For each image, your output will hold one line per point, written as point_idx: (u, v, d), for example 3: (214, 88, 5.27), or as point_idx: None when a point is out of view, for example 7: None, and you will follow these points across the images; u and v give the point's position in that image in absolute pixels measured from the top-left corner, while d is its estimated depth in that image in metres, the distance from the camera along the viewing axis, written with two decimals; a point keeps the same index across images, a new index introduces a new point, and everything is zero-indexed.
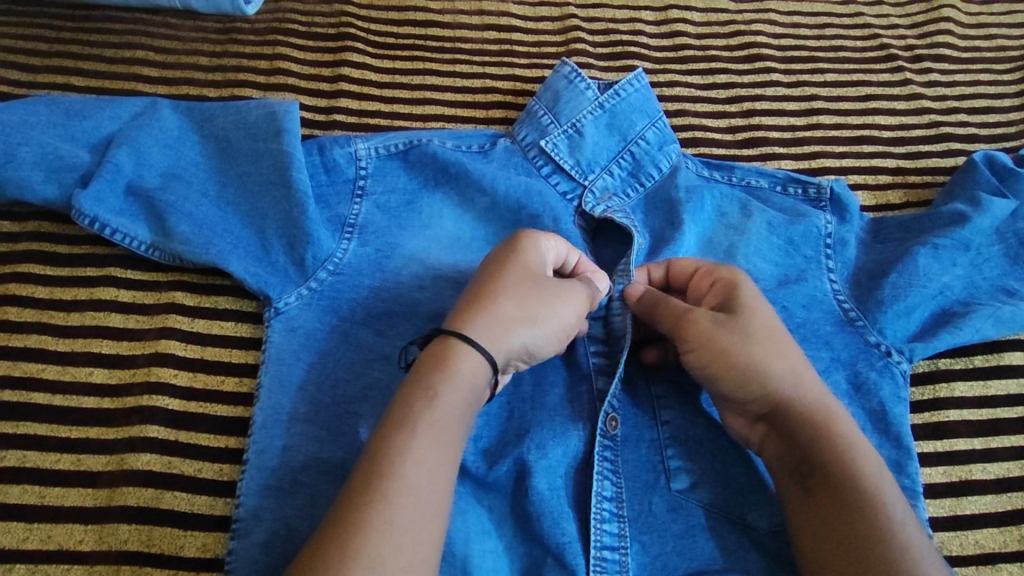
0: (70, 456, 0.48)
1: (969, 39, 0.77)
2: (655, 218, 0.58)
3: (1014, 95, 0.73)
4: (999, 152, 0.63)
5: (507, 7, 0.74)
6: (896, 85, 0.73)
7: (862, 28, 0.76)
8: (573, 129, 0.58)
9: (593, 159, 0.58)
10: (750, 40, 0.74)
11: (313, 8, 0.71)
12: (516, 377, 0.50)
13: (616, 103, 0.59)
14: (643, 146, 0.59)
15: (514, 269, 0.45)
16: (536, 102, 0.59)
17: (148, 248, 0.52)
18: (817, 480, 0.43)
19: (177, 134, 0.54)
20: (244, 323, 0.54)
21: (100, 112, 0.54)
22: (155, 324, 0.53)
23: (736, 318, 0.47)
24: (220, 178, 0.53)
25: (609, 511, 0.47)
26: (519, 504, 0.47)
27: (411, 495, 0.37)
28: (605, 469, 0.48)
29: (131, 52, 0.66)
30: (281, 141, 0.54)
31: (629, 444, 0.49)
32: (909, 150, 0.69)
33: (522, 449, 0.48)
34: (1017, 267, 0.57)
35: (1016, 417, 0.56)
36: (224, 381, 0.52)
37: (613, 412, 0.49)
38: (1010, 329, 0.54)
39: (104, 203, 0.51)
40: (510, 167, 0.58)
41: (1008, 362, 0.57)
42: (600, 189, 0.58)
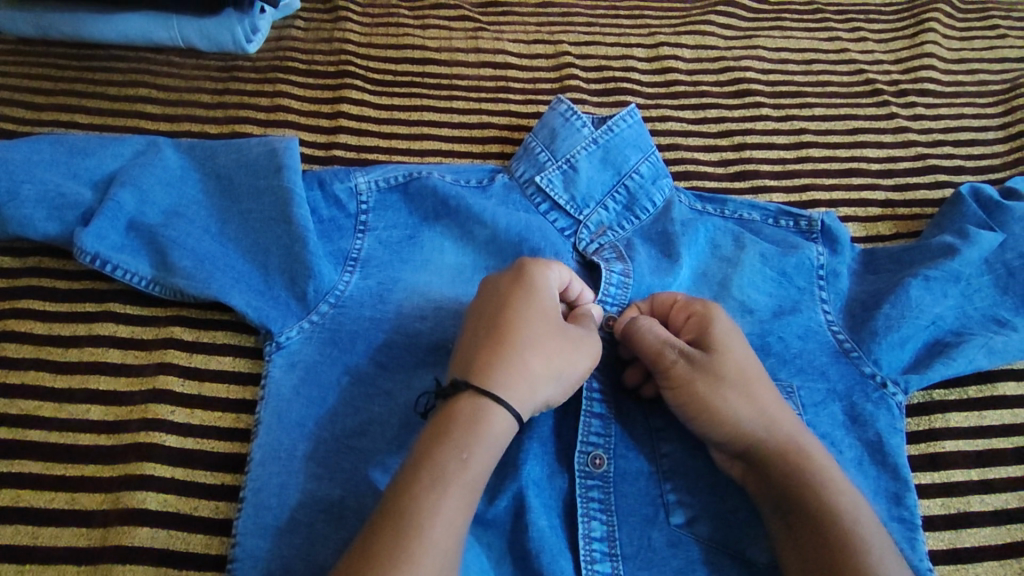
0: (65, 495, 0.48)
1: (951, 74, 0.79)
2: (653, 250, 0.58)
3: (997, 128, 0.75)
4: (985, 185, 0.64)
5: (503, 46, 0.76)
6: (884, 118, 0.74)
7: (847, 64, 0.79)
8: (568, 164, 0.59)
9: (588, 195, 0.59)
10: (739, 75, 0.76)
11: (313, 47, 0.73)
12: None
13: (610, 138, 0.60)
14: (637, 180, 0.60)
15: (540, 319, 0.46)
16: (533, 138, 0.60)
17: (150, 284, 0.52)
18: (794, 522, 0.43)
19: (179, 173, 0.55)
20: (243, 359, 0.54)
21: (103, 150, 0.55)
22: (153, 360, 0.53)
23: (713, 354, 0.47)
24: (222, 215, 0.54)
25: (599, 551, 0.47)
26: (517, 541, 0.46)
27: (438, 553, 0.37)
28: (593, 509, 0.48)
29: (135, 89, 0.68)
30: (282, 177, 0.54)
31: (625, 479, 0.49)
32: (897, 182, 0.70)
33: (519, 485, 0.47)
34: (1008, 297, 0.58)
35: (1012, 448, 0.56)
36: (221, 418, 0.51)
37: (597, 451, 0.49)
38: (1001, 360, 0.55)
39: (105, 239, 0.52)
40: (508, 203, 0.59)
41: (1002, 393, 0.58)
42: (596, 224, 0.59)
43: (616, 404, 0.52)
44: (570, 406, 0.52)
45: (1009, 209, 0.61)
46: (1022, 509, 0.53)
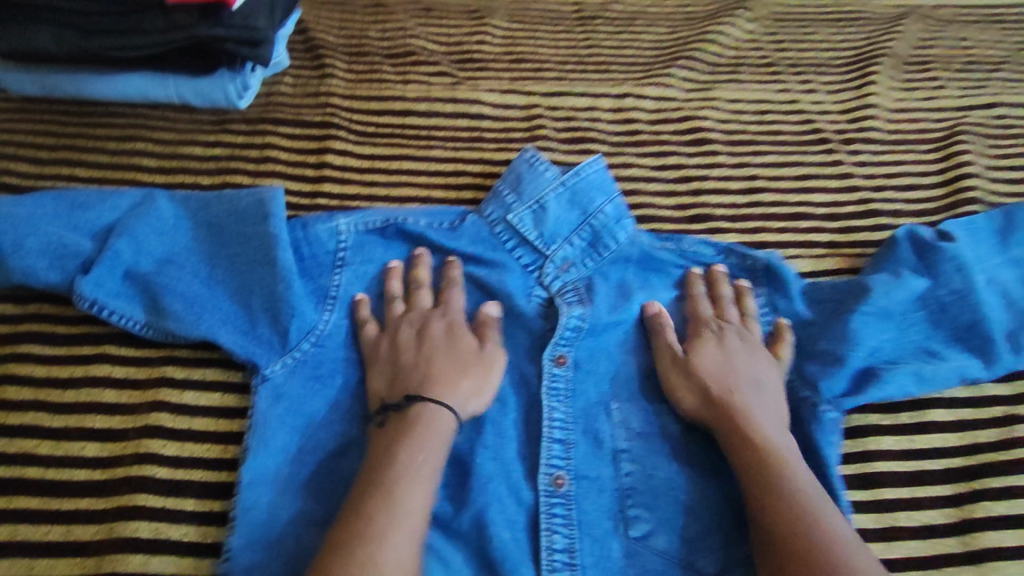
0: (61, 528, 0.51)
1: (892, 123, 0.86)
2: (611, 288, 0.63)
3: (935, 173, 0.81)
4: (920, 227, 0.69)
5: (478, 96, 0.82)
6: (830, 164, 0.80)
7: (798, 114, 0.85)
8: (537, 205, 0.64)
9: (555, 232, 0.64)
10: (697, 124, 0.82)
11: (301, 102, 0.79)
12: (479, 431, 0.56)
13: (577, 181, 0.65)
14: (602, 219, 0.64)
15: (465, 351, 0.56)
16: (501, 183, 0.66)
17: (143, 327, 0.57)
18: (770, 514, 0.49)
19: (173, 222, 0.60)
20: (231, 394, 0.57)
21: (101, 204, 0.59)
22: (147, 398, 0.56)
23: (698, 353, 0.59)
24: (211, 260, 0.58)
25: (560, 561, 0.52)
26: (482, 552, 0.52)
27: (408, 513, 0.46)
28: (556, 524, 0.53)
29: (133, 143, 0.72)
30: (268, 225, 0.59)
31: (586, 496, 0.54)
32: (842, 224, 0.76)
33: (484, 502, 0.53)
34: (939, 330, 0.63)
35: (940, 469, 0.60)
36: (209, 449, 0.55)
37: (560, 472, 0.55)
38: (920, 390, 0.61)
39: (103, 286, 0.56)
40: (477, 242, 0.63)
41: (932, 418, 0.62)
42: (561, 259, 0.63)
43: (580, 424, 0.57)
44: (533, 430, 0.57)
45: (943, 250, 0.66)
46: (946, 524, 0.57)
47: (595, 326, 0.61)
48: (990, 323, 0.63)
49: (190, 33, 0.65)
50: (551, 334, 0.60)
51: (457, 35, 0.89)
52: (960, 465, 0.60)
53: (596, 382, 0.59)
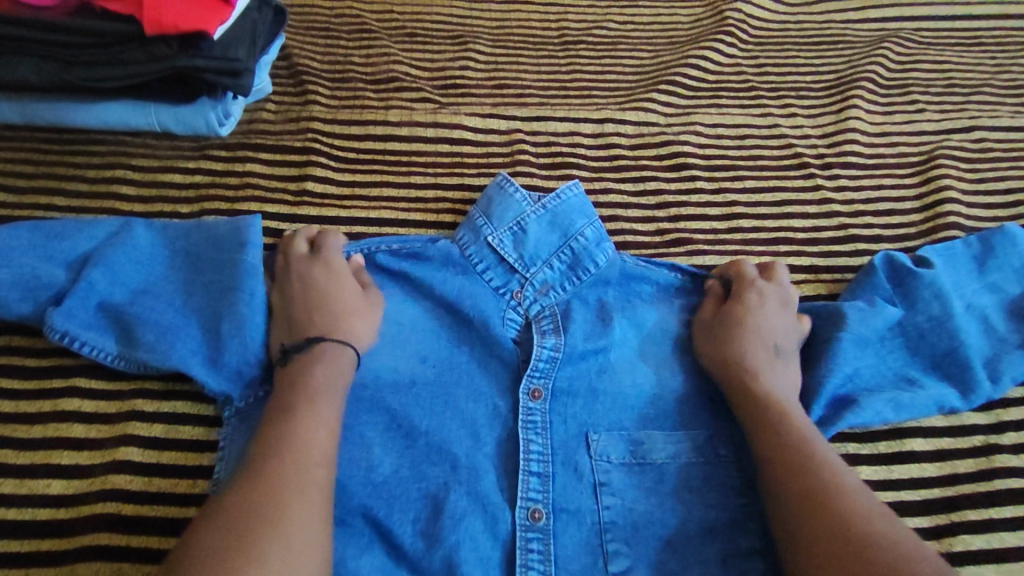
0: (19, 570, 0.50)
1: (872, 147, 0.86)
2: (589, 313, 0.64)
3: (914, 199, 0.81)
4: (897, 252, 0.69)
5: (460, 121, 0.82)
6: (810, 190, 0.81)
7: (778, 139, 0.86)
8: (518, 227, 0.65)
9: (536, 254, 0.64)
10: (677, 149, 0.83)
11: (281, 128, 0.79)
12: (454, 463, 0.55)
13: (557, 205, 0.66)
14: (582, 242, 0.65)
15: (350, 293, 0.60)
16: (473, 209, 0.67)
17: (115, 359, 0.56)
18: (776, 459, 0.52)
19: (150, 252, 0.60)
20: (202, 427, 0.57)
21: (77, 233, 0.59)
22: (115, 433, 0.56)
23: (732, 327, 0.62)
24: (185, 289, 0.58)
25: None
26: None
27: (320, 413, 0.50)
28: (532, 558, 0.52)
29: (111, 171, 0.73)
30: (244, 253, 0.60)
31: (561, 532, 0.54)
32: (821, 249, 0.76)
33: (456, 540, 0.52)
34: (918, 357, 0.64)
35: (918, 499, 0.60)
36: (176, 484, 0.54)
37: (536, 505, 0.54)
38: (899, 417, 0.61)
39: (74, 318, 0.56)
40: (452, 269, 0.64)
41: (910, 448, 0.62)
42: (541, 281, 0.64)
43: (561, 458, 0.57)
44: (510, 463, 0.56)
45: (923, 277, 0.66)
46: None
47: (573, 354, 0.61)
48: (968, 348, 0.63)
49: (168, 64, 0.65)
50: (525, 368, 0.60)
51: (440, 60, 0.89)
52: (938, 495, 0.60)
53: (574, 417, 0.59)
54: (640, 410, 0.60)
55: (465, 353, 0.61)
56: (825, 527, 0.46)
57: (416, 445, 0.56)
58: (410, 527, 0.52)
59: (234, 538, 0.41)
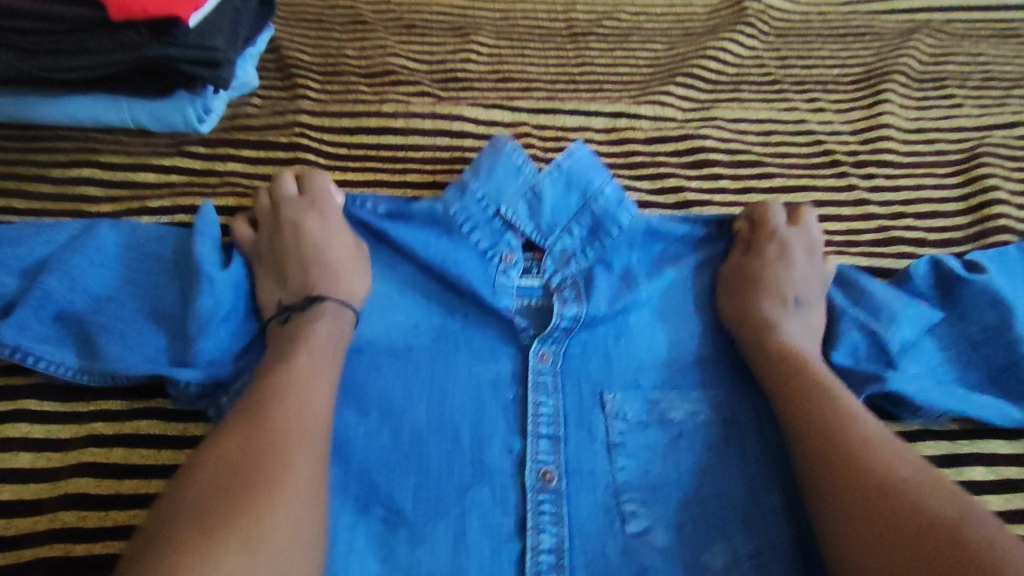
0: None
1: (909, 144, 0.79)
2: (612, 279, 0.60)
3: (959, 200, 0.74)
4: (945, 257, 0.63)
5: (461, 111, 0.76)
6: (843, 189, 0.74)
7: (806, 135, 0.79)
8: (531, 194, 0.62)
9: (553, 222, 0.62)
10: (697, 144, 0.76)
11: (266, 123, 0.73)
12: (458, 434, 0.52)
13: (571, 164, 0.63)
14: (603, 202, 0.62)
15: (344, 246, 0.59)
16: (468, 175, 0.62)
17: (77, 372, 0.52)
18: (793, 411, 0.50)
19: (106, 253, 0.56)
20: (166, 450, 0.52)
21: (34, 239, 0.55)
22: (68, 462, 0.51)
23: (748, 281, 0.60)
24: (144, 289, 0.55)
25: (546, 562, 0.48)
26: (459, 557, 0.48)
27: (321, 359, 0.49)
28: (545, 521, 0.49)
29: (77, 170, 0.67)
30: (195, 244, 0.55)
31: (574, 494, 0.51)
32: (860, 251, 0.69)
33: (463, 506, 0.49)
34: (971, 372, 0.59)
35: None
36: (135, 516, 0.49)
37: (547, 466, 0.51)
38: (944, 404, 0.55)
39: (28, 331, 0.51)
40: (460, 233, 0.60)
41: (970, 478, 0.56)
42: (561, 250, 0.61)
43: (575, 417, 0.54)
44: (520, 422, 0.53)
45: (972, 283, 0.60)
46: None
47: (592, 324, 0.57)
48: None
49: (141, 54, 0.60)
50: (536, 333, 0.56)
51: (440, 52, 0.83)
52: None
53: (590, 377, 0.55)
54: (657, 370, 0.56)
55: (459, 320, 0.57)
56: (845, 483, 0.45)
57: (416, 411, 0.53)
58: (414, 491, 0.50)
59: (231, 486, 0.40)
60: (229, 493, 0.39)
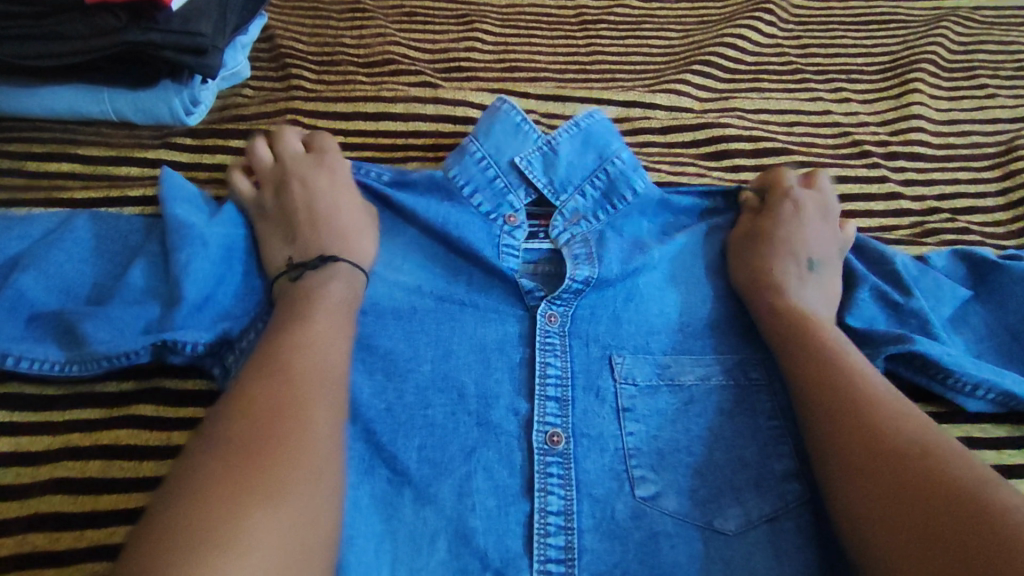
0: None
1: (942, 135, 0.75)
2: (623, 243, 0.57)
3: (997, 195, 0.69)
4: (975, 248, 0.59)
5: (465, 97, 0.71)
6: (874, 181, 0.69)
7: (832, 127, 0.75)
8: (548, 148, 0.60)
9: (567, 179, 0.59)
10: (718, 133, 0.71)
11: (258, 112, 0.69)
12: (462, 391, 0.49)
13: (591, 125, 0.61)
14: (619, 166, 0.60)
15: (349, 206, 0.56)
16: (475, 136, 0.60)
17: (62, 367, 0.48)
18: (808, 374, 0.47)
19: (83, 245, 0.53)
20: (148, 463, 0.47)
21: (5, 234, 0.52)
22: (42, 476, 0.46)
23: (765, 243, 0.57)
24: (126, 267, 0.52)
25: (554, 524, 0.45)
26: (461, 521, 0.45)
27: (334, 317, 0.46)
28: (553, 484, 0.46)
29: (55, 163, 0.63)
30: (171, 209, 0.53)
31: (586, 457, 0.47)
32: (897, 240, 0.64)
33: (468, 467, 0.46)
34: (1011, 365, 0.55)
35: None
36: (113, 533, 0.44)
37: (556, 429, 0.48)
38: (969, 371, 0.52)
39: (2, 333, 0.48)
40: (465, 193, 0.58)
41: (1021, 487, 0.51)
42: (571, 210, 0.58)
43: (585, 376, 0.50)
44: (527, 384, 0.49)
45: (1005, 268, 0.57)
46: None
47: (604, 286, 0.54)
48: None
49: (117, 40, 0.56)
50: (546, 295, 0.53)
51: (443, 41, 0.79)
52: None
53: (600, 340, 0.52)
54: (672, 334, 0.53)
55: (462, 285, 0.54)
56: (867, 444, 0.41)
57: (420, 369, 0.49)
58: (417, 451, 0.46)
59: (252, 443, 0.36)
60: (240, 451, 0.36)
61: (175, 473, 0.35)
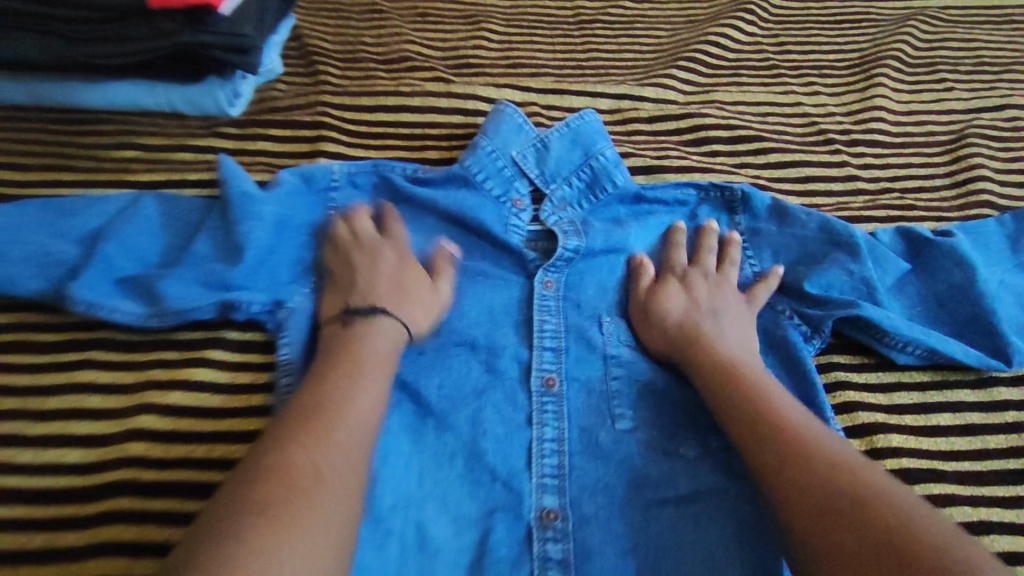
0: (43, 535, 0.49)
1: (900, 124, 0.83)
2: (606, 225, 0.67)
3: (945, 176, 0.78)
4: (914, 227, 0.68)
5: (474, 93, 0.80)
6: (835, 165, 0.78)
7: (801, 116, 0.83)
8: (540, 143, 0.69)
9: (556, 172, 0.68)
10: (697, 122, 0.80)
11: (291, 104, 0.78)
12: (474, 346, 0.59)
13: (580, 124, 0.70)
14: (602, 161, 0.69)
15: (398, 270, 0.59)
16: (480, 134, 0.70)
17: (144, 320, 0.58)
18: (735, 395, 0.51)
19: (157, 222, 0.62)
20: (215, 397, 0.57)
21: (86, 210, 0.61)
22: (132, 403, 0.55)
23: (676, 302, 0.60)
24: (192, 239, 0.61)
25: (550, 448, 0.54)
26: (474, 444, 0.54)
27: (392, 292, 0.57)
28: (549, 417, 0.56)
29: (120, 152, 0.71)
30: (230, 188, 0.62)
31: (574, 398, 0.57)
32: (851, 217, 0.73)
33: (479, 403, 0.56)
34: (939, 326, 0.63)
35: (951, 470, 0.57)
36: (193, 451, 0.54)
37: (551, 374, 0.57)
38: (903, 330, 0.61)
39: (94, 289, 0.57)
40: (471, 181, 0.67)
41: (937, 422, 0.60)
42: (559, 198, 0.68)
43: (574, 332, 0.60)
44: (528, 337, 0.60)
45: (937, 245, 0.66)
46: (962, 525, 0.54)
47: (590, 257, 0.64)
48: (998, 317, 0.62)
49: (175, 41, 0.64)
50: (542, 265, 0.63)
51: (453, 39, 0.88)
52: (967, 470, 0.57)
53: (591, 301, 0.62)
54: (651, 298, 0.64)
55: (477, 257, 0.65)
56: (785, 453, 0.46)
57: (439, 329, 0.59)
58: (437, 388, 0.56)
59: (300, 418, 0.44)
60: (277, 483, 0.40)
61: (203, 526, 0.38)
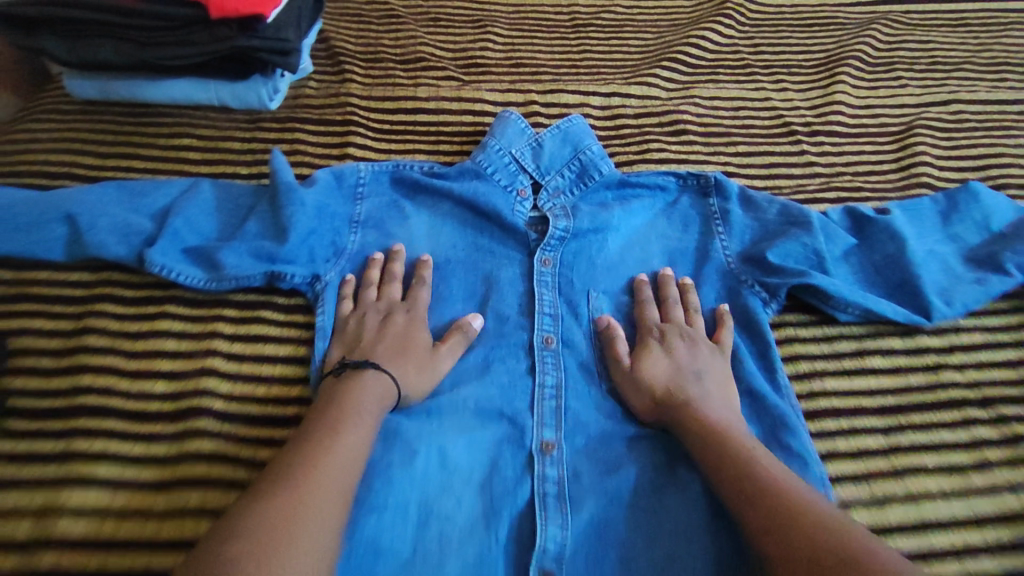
0: (141, 444, 0.60)
1: (856, 117, 0.95)
2: (593, 208, 0.78)
3: (892, 162, 0.90)
4: (859, 206, 0.79)
5: (481, 96, 0.91)
6: (795, 154, 0.89)
7: (769, 110, 0.95)
8: (535, 143, 0.81)
9: (550, 166, 0.80)
10: (676, 117, 0.92)
11: (322, 103, 0.89)
12: (484, 315, 0.71)
13: (569, 126, 0.82)
14: (589, 155, 0.80)
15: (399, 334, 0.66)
16: (486, 136, 0.82)
17: (206, 282, 0.69)
18: (702, 441, 0.57)
19: (213, 204, 0.73)
20: (270, 346, 0.69)
21: (155, 192, 0.72)
22: (202, 347, 0.67)
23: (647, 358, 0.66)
24: (244, 219, 0.73)
25: (549, 392, 0.66)
26: (487, 388, 0.66)
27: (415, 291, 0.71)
28: (549, 367, 0.67)
29: (179, 140, 0.83)
30: (276, 177, 0.74)
31: (567, 356, 0.69)
32: (807, 198, 0.85)
33: (489, 360, 0.68)
34: (878, 289, 0.74)
35: (877, 405, 0.69)
36: (256, 386, 0.66)
37: (549, 334, 0.69)
38: (846, 295, 0.71)
39: (167, 255, 0.68)
40: (478, 175, 0.79)
41: (870, 365, 0.72)
42: (554, 187, 0.79)
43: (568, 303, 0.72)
44: (530, 305, 0.71)
45: (876, 222, 0.77)
46: (882, 448, 0.66)
47: (579, 235, 0.75)
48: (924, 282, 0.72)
49: (229, 45, 0.75)
50: (539, 243, 0.75)
51: (463, 42, 0.99)
52: (892, 403, 0.69)
53: (580, 274, 0.74)
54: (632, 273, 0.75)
55: (486, 237, 0.76)
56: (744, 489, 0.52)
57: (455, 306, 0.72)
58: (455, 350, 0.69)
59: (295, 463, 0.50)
60: (280, 520, 0.45)
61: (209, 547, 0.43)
